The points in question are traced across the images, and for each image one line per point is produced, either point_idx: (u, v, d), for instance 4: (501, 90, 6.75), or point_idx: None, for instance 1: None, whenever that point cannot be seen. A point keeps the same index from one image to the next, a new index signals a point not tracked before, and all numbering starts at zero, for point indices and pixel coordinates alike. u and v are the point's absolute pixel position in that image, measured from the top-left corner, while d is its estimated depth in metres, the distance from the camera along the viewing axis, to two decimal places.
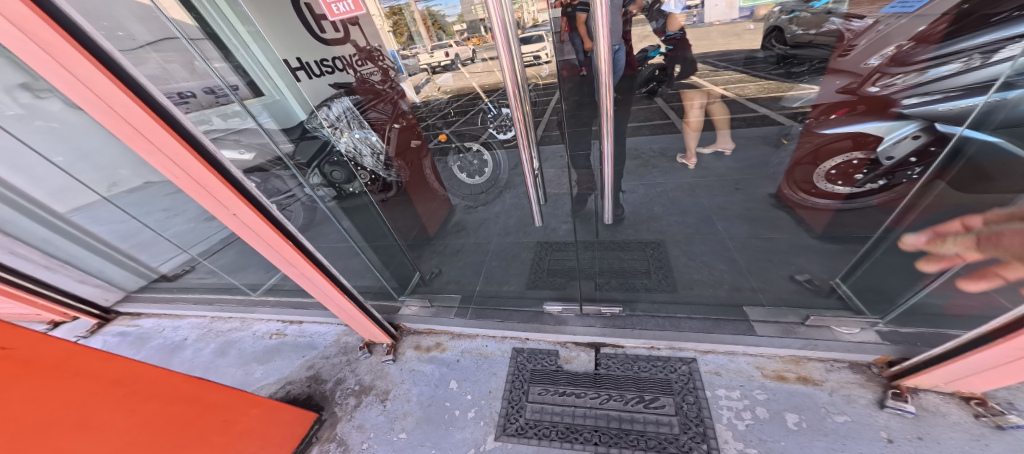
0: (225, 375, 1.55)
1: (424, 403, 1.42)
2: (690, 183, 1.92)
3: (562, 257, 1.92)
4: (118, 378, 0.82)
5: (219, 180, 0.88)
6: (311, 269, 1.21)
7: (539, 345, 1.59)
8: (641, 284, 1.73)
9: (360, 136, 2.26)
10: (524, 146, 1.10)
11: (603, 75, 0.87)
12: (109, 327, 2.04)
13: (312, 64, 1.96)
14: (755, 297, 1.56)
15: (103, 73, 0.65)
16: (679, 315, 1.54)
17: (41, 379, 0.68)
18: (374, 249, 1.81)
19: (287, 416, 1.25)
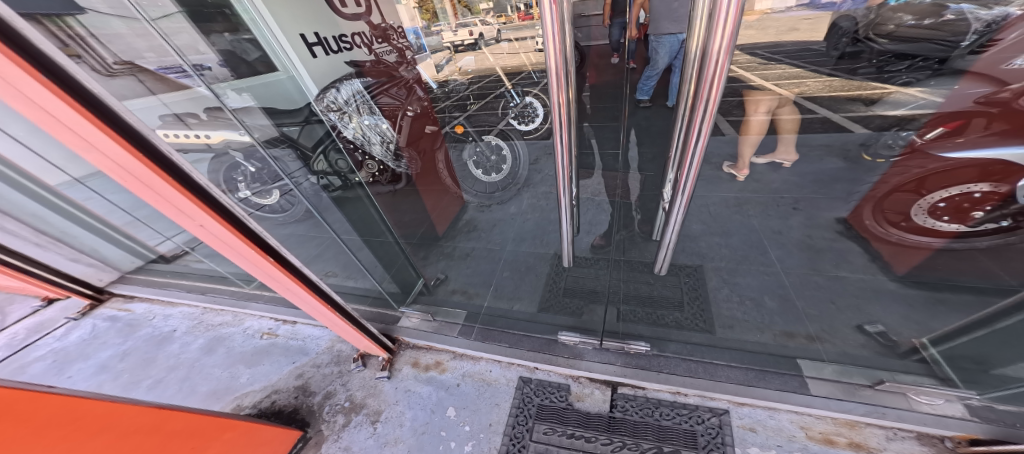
0: (210, 376, 1.52)
1: (416, 430, 1.29)
2: (745, 198, 1.90)
3: (582, 276, 1.75)
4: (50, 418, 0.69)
5: (184, 193, 0.67)
6: (293, 283, 1.04)
7: (549, 377, 1.42)
8: (671, 319, 1.53)
9: (370, 122, 1.99)
10: (565, 162, 0.87)
11: (709, 80, 0.63)
12: (102, 310, 1.97)
13: (330, 39, 1.79)
14: (804, 347, 1.35)
15: (15, 58, 0.43)
16: (716, 362, 1.34)
17: None
18: (369, 245, 1.53)
19: (264, 435, 1.17)
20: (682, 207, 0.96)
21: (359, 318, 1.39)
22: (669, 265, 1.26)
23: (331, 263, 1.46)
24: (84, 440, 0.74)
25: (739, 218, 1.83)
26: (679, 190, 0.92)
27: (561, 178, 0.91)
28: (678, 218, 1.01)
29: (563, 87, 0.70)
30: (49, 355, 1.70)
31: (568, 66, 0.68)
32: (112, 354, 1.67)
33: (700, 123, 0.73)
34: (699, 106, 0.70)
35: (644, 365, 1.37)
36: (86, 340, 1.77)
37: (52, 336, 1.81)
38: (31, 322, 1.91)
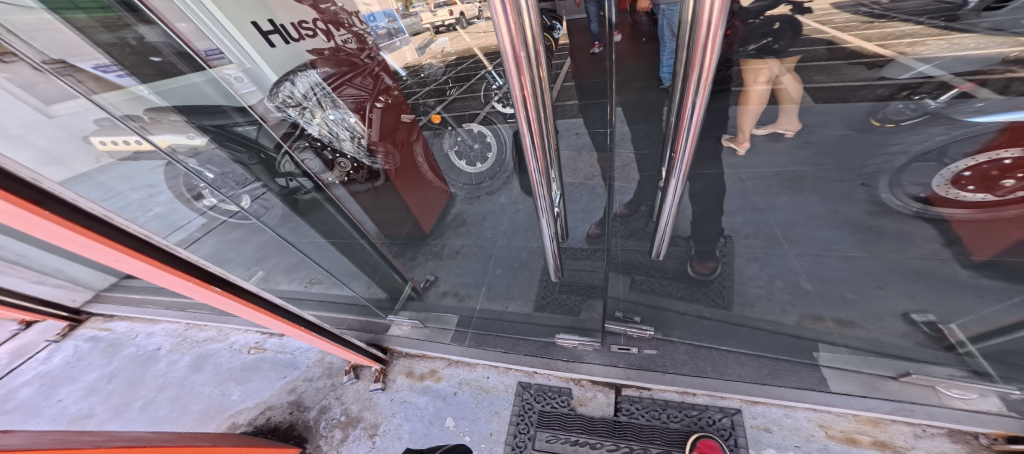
0: (201, 394, 1.57)
1: (415, 443, 1.26)
2: (796, 172, 1.37)
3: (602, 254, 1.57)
4: None
5: (85, 231, 0.63)
6: (246, 305, 1.04)
7: (549, 381, 1.37)
8: (682, 287, 1.46)
9: (336, 117, 1.97)
10: (538, 162, 0.75)
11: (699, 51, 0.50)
12: (81, 331, 2.11)
13: (287, 26, 1.59)
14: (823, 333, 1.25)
15: None
16: (727, 359, 1.28)
17: None
18: (338, 250, 1.63)
19: None
20: (677, 190, 0.85)
21: (338, 334, 1.42)
22: (668, 243, 1.10)
23: (316, 272, 1.71)
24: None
25: (747, 198, 1.44)
26: (672, 171, 0.81)
27: (534, 174, 0.78)
28: (673, 200, 0.90)
29: (524, 63, 0.53)
30: (35, 380, 1.83)
31: (531, 59, 0.54)
32: (100, 375, 1.78)
33: (692, 99, 0.60)
34: (692, 80, 0.56)
35: (643, 365, 1.32)
36: (71, 363, 1.91)
37: (38, 360, 1.95)
38: (12, 346, 2.06)
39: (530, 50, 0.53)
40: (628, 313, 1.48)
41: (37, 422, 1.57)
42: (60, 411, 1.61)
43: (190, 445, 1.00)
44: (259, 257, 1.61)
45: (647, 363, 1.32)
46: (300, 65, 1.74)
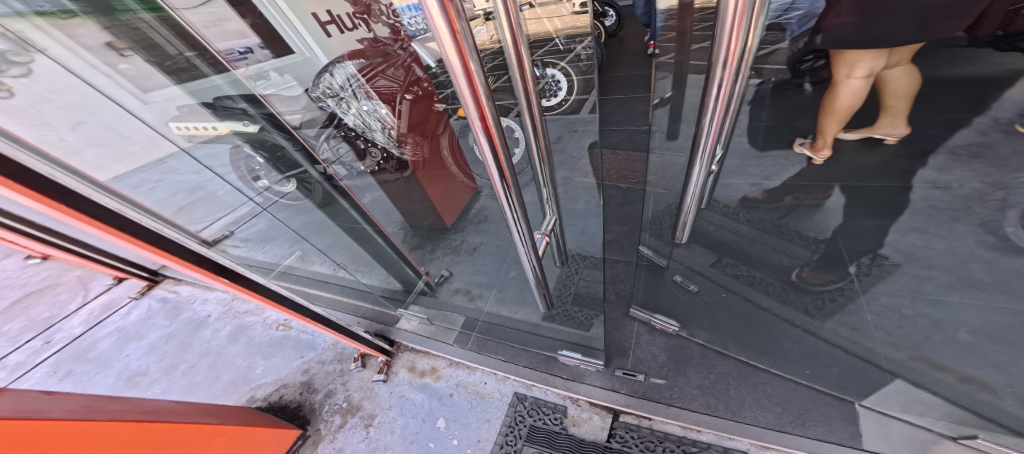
0: (235, 363, 1.74)
1: (406, 440, 1.29)
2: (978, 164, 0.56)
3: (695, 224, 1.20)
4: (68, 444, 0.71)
5: (98, 224, 0.73)
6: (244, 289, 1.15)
7: (545, 396, 1.32)
8: (778, 287, 1.14)
9: (368, 107, 1.82)
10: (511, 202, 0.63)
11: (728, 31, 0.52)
12: (156, 291, 2.45)
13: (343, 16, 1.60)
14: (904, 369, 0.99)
15: None
16: (743, 397, 1.16)
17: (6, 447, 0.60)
18: (357, 241, 1.73)
19: (259, 438, 1.21)
20: (707, 149, 0.85)
21: (345, 326, 1.50)
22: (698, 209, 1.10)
23: (343, 255, 1.79)
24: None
25: (907, 247, 0.78)
26: (703, 130, 0.80)
27: (508, 214, 0.63)
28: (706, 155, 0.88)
29: (476, 75, 0.41)
30: (114, 333, 2.16)
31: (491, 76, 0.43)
32: (160, 336, 2.05)
33: (725, 58, 0.58)
34: (721, 37, 0.54)
35: (649, 394, 1.22)
36: (145, 319, 2.22)
37: (121, 314, 2.30)
38: (104, 298, 2.45)
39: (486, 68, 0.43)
40: (688, 278, 1.36)
41: (111, 373, 1.85)
42: (126, 365, 1.89)
43: (202, 422, 1.05)
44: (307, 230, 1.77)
45: (651, 392, 1.22)
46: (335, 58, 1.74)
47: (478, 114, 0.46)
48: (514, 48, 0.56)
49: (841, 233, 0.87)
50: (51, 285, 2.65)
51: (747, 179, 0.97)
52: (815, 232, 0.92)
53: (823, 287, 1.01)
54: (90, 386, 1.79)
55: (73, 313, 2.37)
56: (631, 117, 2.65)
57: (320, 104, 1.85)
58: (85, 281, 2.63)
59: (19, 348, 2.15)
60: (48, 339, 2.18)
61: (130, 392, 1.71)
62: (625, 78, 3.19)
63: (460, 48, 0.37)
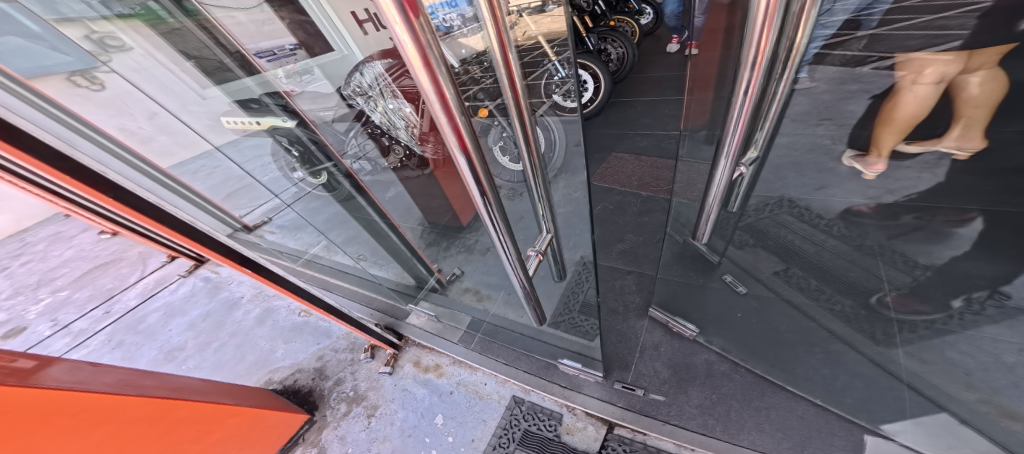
0: (260, 343, 1.88)
1: (404, 433, 1.34)
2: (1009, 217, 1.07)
3: (773, 232, 1.35)
4: (91, 413, 0.80)
5: None
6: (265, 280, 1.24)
7: (542, 402, 1.32)
8: (852, 308, 1.19)
9: (393, 106, 1.82)
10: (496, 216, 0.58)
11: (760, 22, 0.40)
12: (201, 270, 2.68)
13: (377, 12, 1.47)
14: (951, 399, 0.99)
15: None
16: (745, 422, 1.11)
17: (28, 414, 0.67)
18: (373, 235, 1.79)
19: (268, 421, 1.29)
20: (725, 171, 0.87)
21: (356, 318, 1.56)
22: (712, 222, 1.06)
23: (362, 248, 1.88)
24: (87, 429, 0.80)
25: None
26: (722, 146, 0.81)
27: (490, 229, 0.59)
28: (725, 175, 0.88)
29: (449, 97, 0.37)
30: (162, 307, 2.39)
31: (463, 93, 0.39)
32: (198, 314, 2.24)
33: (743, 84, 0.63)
34: (744, 60, 0.59)
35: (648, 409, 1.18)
36: (189, 296, 2.44)
37: (169, 291, 2.54)
38: (158, 275, 2.71)
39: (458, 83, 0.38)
40: (738, 279, 1.38)
41: (155, 345, 2.06)
42: (169, 339, 2.09)
43: (218, 401, 1.13)
44: (331, 225, 1.89)
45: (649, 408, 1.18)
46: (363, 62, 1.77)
47: (449, 138, 0.42)
48: (501, 55, 0.47)
49: (952, 264, 1.12)
50: (117, 258, 2.98)
51: (861, 200, 1.30)
52: (926, 258, 1.16)
53: (908, 317, 1.12)
54: (137, 356, 2.00)
55: (131, 286, 2.65)
56: (659, 120, 2.54)
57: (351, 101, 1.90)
58: (144, 257, 2.93)
59: (85, 315, 2.44)
60: (109, 309, 2.46)
61: (169, 364, 1.89)
62: (655, 80, 3.06)
63: (429, 70, 0.33)
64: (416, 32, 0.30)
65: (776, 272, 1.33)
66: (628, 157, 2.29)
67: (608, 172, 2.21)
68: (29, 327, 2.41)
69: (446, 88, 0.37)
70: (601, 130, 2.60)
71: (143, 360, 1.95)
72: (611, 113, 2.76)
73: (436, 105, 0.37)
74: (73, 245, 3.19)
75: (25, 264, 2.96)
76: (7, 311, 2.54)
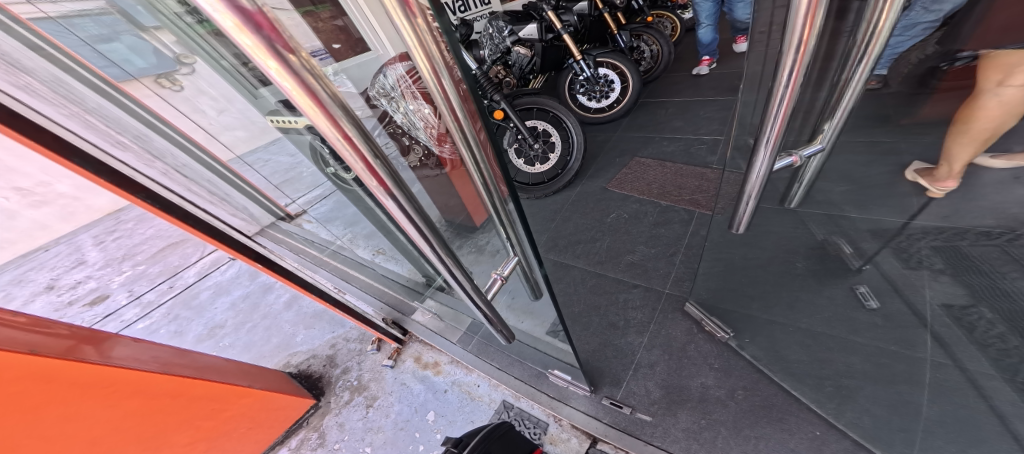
0: (285, 326, 2.06)
1: (397, 424, 1.45)
2: None
3: (980, 259, 0.84)
4: (122, 389, 0.99)
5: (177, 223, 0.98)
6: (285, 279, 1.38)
7: (530, 409, 1.31)
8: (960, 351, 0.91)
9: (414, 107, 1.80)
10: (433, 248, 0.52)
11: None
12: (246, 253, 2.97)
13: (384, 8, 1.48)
14: None
15: None
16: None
17: (67, 388, 0.86)
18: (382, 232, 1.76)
19: (278, 403, 1.47)
20: (764, 166, 0.69)
21: (363, 313, 1.64)
22: (748, 225, 0.88)
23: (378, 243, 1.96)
24: (119, 398, 0.99)
25: None
26: (761, 141, 0.66)
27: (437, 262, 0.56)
28: (761, 178, 0.72)
29: (357, 139, 0.32)
30: (212, 286, 2.69)
31: (366, 138, 0.33)
32: (239, 294, 2.50)
33: (787, 73, 0.50)
34: (787, 41, 0.47)
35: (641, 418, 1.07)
36: (234, 277, 2.72)
37: (219, 271, 2.85)
38: (213, 256, 3.06)
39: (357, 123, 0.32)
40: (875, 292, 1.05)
41: (202, 321, 2.33)
42: (213, 316, 2.35)
43: (232, 382, 1.28)
44: (352, 221, 1.99)
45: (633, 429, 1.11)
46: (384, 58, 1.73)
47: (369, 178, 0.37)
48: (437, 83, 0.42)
49: None
50: (183, 238, 3.40)
51: None
52: None
53: None
54: (187, 329, 2.29)
55: (190, 265, 3.01)
56: (691, 123, 2.33)
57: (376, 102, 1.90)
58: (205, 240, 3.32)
59: (154, 288, 2.82)
60: (172, 284, 2.82)
61: (212, 339, 2.14)
62: (693, 79, 2.82)
63: (327, 115, 0.28)
64: (299, 74, 0.24)
65: (949, 305, 0.91)
66: (651, 163, 2.15)
67: (627, 177, 2.10)
68: (111, 295, 2.84)
69: (351, 129, 0.31)
70: (625, 133, 2.46)
71: (192, 334, 2.23)
72: (639, 115, 2.59)
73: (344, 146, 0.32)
74: (151, 225, 3.69)
75: (114, 239, 3.48)
76: (97, 279, 3.00)
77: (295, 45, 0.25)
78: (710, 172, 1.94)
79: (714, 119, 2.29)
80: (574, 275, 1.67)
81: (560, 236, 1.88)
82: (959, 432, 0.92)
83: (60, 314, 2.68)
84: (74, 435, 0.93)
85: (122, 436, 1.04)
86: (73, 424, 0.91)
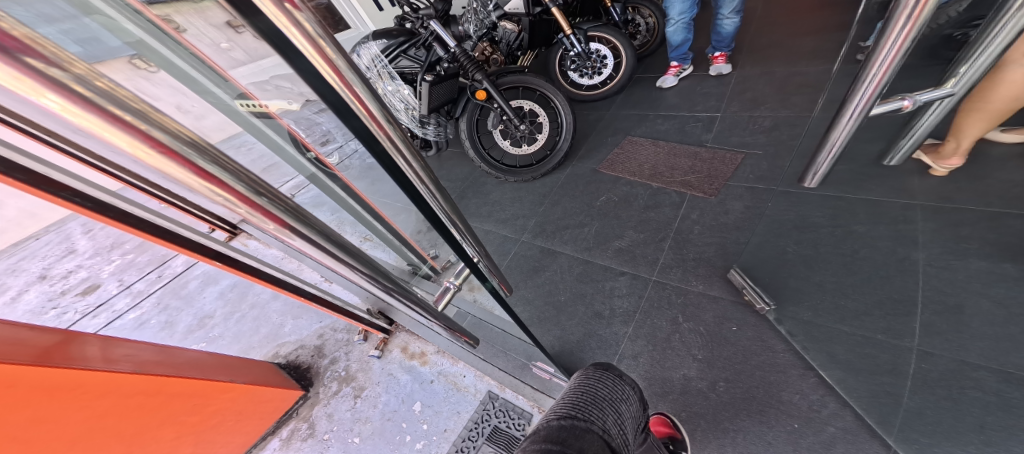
0: (272, 318, 2.04)
1: (385, 414, 1.47)
2: None
3: None
4: (96, 389, 0.96)
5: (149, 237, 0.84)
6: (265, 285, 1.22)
7: (515, 400, 1.33)
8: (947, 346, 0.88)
9: (392, 87, 1.73)
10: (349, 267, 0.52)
11: None
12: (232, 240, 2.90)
13: None
14: (1006, 437, 0.79)
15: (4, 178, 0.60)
16: (708, 448, 1.03)
17: (35, 394, 0.83)
18: None
19: (264, 395, 1.49)
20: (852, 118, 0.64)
21: (347, 308, 1.62)
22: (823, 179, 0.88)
23: None
24: (90, 400, 0.96)
25: None
26: (856, 91, 0.61)
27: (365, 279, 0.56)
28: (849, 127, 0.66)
29: (197, 160, 0.27)
30: (199, 275, 2.64)
31: (220, 166, 0.29)
32: (226, 283, 2.45)
33: (901, 18, 0.48)
34: None
35: (555, 414, 0.56)
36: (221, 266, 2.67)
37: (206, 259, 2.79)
38: None
39: (201, 147, 0.28)
40: None
41: (191, 311, 2.31)
42: (203, 307, 2.33)
43: (214, 378, 1.28)
44: None
45: (575, 393, 0.62)
46: (363, 37, 1.69)
47: (232, 202, 0.32)
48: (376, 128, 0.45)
49: None
50: None
51: None
52: None
53: None
54: (178, 320, 2.28)
55: (178, 254, 2.96)
56: (687, 100, 2.20)
57: None
58: None
59: (143, 277, 2.79)
60: (161, 274, 2.78)
61: (202, 330, 2.13)
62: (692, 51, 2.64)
63: (145, 139, 0.23)
64: (84, 98, 0.20)
65: None
66: (644, 142, 2.04)
67: (618, 158, 2.01)
68: (102, 284, 2.81)
69: (180, 144, 0.26)
70: (619, 110, 2.33)
71: (182, 325, 2.22)
72: (634, 90, 2.44)
73: (164, 164, 0.25)
74: None
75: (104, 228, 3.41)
76: (88, 269, 2.95)
77: (71, 68, 0.20)
78: (704, 151, 1.85)
79: (711, 95, 2.16)
80: (560, 262, 1.61)
81: (548, 221, 1.81)
82: (936, 422, 0.92)
83: (52, 304, 2.65)
84: (53, 438, 0.91)
85: (100, 438, 1.03)
86: (49, 428, 0.89)
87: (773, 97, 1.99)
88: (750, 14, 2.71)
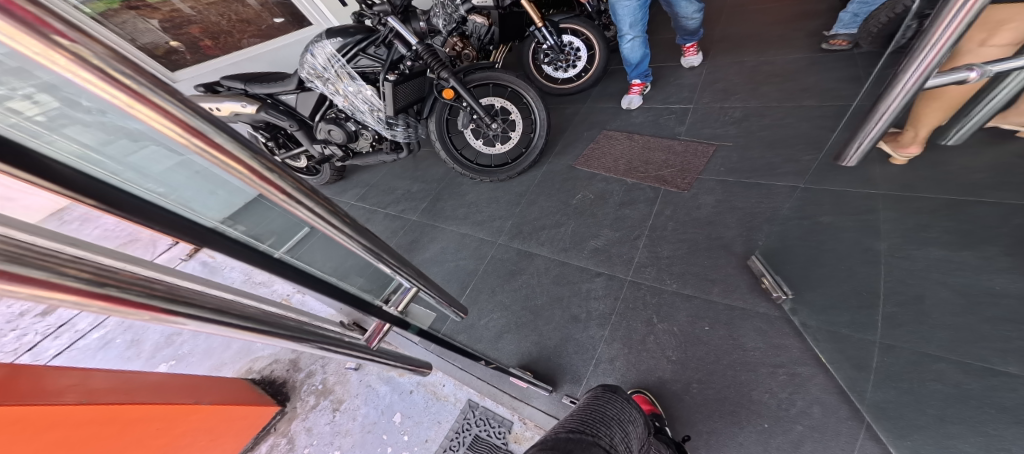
0: None
1: (365, 426, 1.45)
2: None
3: None
4: (41, 423, 0.89)
5: None
6: None
7: (495, 408, 1.31)
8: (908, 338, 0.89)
9: (354, 87, 1.65)
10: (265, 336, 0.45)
11: None
12: None
13: None
14: (960, 427, 0.81)
15: None
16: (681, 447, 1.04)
17: None
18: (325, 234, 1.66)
19: (236, 413, 1.44)
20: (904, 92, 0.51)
21: None
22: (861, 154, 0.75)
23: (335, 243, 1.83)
24: (35, 434, 0.89)
25: None
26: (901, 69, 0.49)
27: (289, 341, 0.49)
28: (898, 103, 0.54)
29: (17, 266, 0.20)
30: None
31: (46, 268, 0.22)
32: None
33: None
34: None
35: (570, 427, 0.68)
36: None
37: None
38: None
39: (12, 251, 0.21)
40: None
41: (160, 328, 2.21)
42: None
43: (177, 401, 1.22)
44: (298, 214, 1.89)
45: (585, 414, 0.72)
46: (316, 36, 1.57)
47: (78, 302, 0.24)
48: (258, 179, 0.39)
49: None
50: None
51: None
52: None
53: None
54: (146, 337, 2.18)
55: None
56: (662, 91, 2.17)
57: (311, 84, 1.71)
58: None
59: None
60: None
61: (171, 348, 2.04)
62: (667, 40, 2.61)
63: None
64: None
65: None
66: (619, 136, 2.01)
67: (594, 154, 1.97)
68: None
69: None
70: (595, 104, 2.28)
71: (150, 343, 2.12)
72: (610, 83, 2.40)
73: None
74: None
75: None
76: None
77: None
78: (678, 144, 1.83)
79: (685, 86, 2.14)
80: (537, 264, 1.59)
81: (525, 221, 1.78)
82: (898, 416, 0.94)
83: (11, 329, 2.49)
84: None
85: None
86: None
87: (744, 86, 1.98)
88: (721, 3, 2.70)
